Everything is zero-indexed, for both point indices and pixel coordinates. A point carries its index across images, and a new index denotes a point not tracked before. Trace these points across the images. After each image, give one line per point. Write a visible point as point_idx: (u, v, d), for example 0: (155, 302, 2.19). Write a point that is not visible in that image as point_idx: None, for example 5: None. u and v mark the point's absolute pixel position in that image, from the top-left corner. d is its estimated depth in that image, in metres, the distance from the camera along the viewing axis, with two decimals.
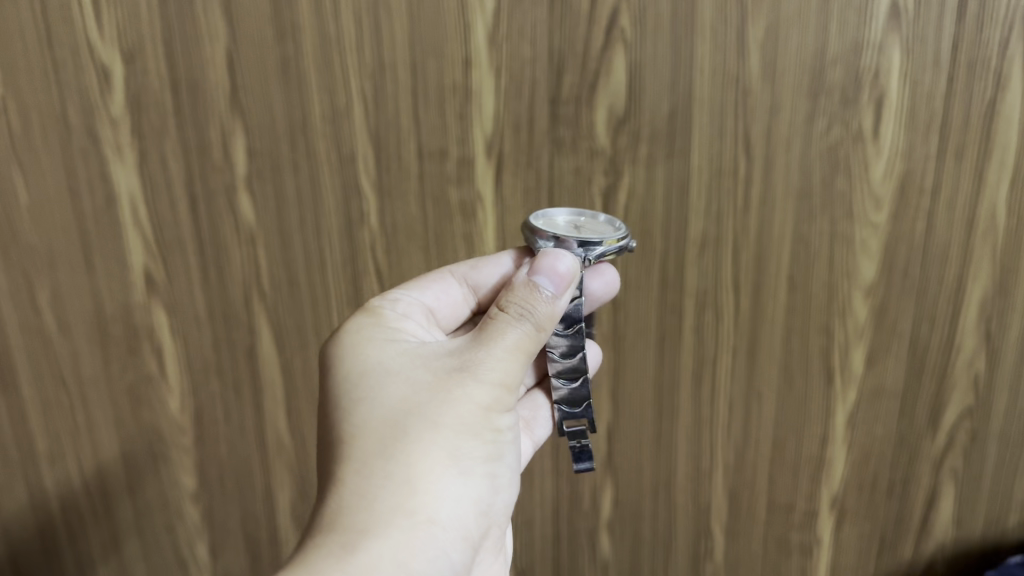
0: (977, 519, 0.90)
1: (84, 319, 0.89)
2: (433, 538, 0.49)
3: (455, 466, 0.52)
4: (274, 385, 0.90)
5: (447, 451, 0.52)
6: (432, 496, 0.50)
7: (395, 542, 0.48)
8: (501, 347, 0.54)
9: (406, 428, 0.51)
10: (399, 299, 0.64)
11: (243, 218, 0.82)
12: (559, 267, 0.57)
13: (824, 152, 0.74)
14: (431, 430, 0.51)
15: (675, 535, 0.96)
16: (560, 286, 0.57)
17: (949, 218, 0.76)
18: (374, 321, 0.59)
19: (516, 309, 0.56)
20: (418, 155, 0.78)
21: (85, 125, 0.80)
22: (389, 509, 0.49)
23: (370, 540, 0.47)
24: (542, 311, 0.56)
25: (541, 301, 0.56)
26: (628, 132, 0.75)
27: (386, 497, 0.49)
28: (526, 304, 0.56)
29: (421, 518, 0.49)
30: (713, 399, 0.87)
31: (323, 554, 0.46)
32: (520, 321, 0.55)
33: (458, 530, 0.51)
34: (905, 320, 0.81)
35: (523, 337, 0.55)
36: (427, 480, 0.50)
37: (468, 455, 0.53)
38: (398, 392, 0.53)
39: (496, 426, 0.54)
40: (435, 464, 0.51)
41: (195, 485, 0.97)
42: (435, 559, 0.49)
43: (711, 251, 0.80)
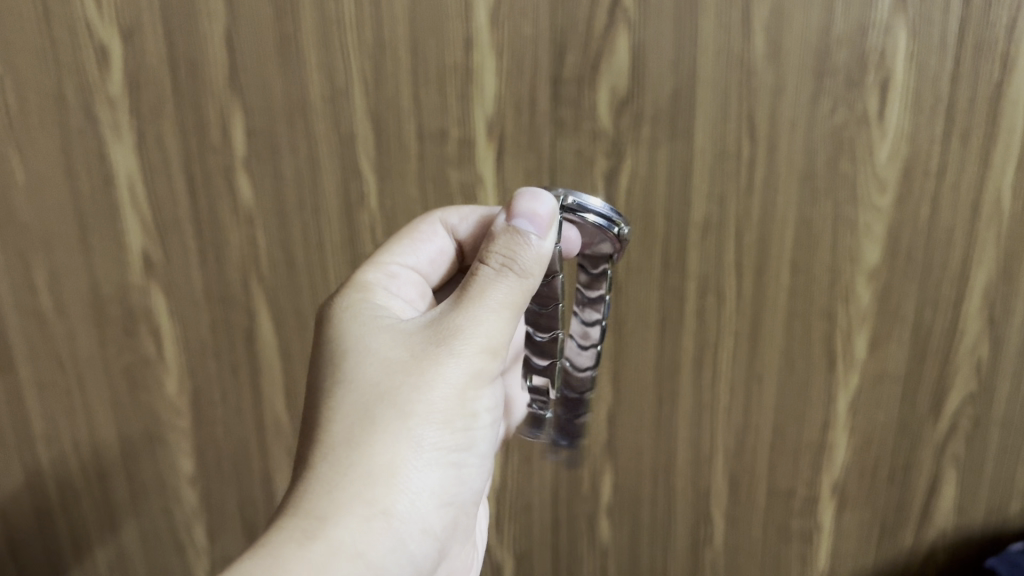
0: (978, 507, 0.90)
1: (81, 300, 0.89)
2: (392, 530, 0.49)
3: (425, 451, 0.51)
4: (272, 368, 0.90)
5: (418, 436, 0.50)
6: (397, 485, 0.49)
7: (352, 534, 0.47)
8: (482, 315, 0.52)
9: (377, 411, 0.50)
10: (392, 267, 0.61)
11: (242, 198, 0.82)
12: (538, 209, 0.53)
13: (828, 133, 0.74)
14: (402, 414, 0.50)
15: (675, 519, 0.95)
16: (542, 229, 0.53)
17: (953, 201, 0.76)
18: (363, 293, 0.58)
19: (498, 261, 0.52)
20: (418, 135, 0.77)
21: (82, 103, 0.79)
22: (350, 498, 0.48)
23: (329, 530, 0.47)
24: (525, 264, 0.52)
25: (524, 249, 0.52)
26: (631, 113, 0.74)
27: (349, 487, 0.48)
28: (511, 259, 0.52)
29: (383, 509, 0.49)
30: (714, 383, 0.87)
31: (279, 543, 0.46)
32: (502, 286, 0.52)
33: (420, 521, 0.51)
34: (909, 304, 0.80)
35: (506, 303, 0.52)
36: (393, 470, 0.49)
37: (441, 440, 0.51)
38: (375, 371, 0.51)
39: (472, 407, 0.52)
40: (404, 451, 0.50)
41: (192, 468, 0.97)
42: (392, 550, 0.49)
43: (714, 234, 0.79)
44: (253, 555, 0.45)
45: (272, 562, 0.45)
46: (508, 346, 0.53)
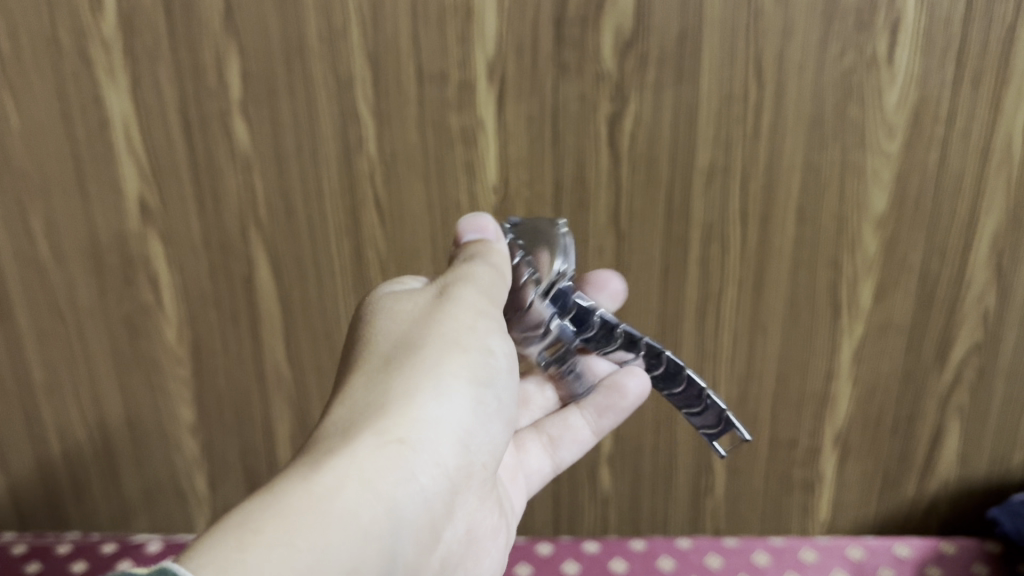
0: (982, 458, 0.91)
1: (79, 247, 0.87)
2: (407, 460, 0.45)
3: (436, 386, 0.47)
4: (271, 316, 0.90)
5: (430, 370, 0.47)
6: (408, 416, 0.46)
7: (363, 460, 0.43)
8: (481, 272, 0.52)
9: (388, 357, 0.48)
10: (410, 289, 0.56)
11: (239, 143, 0.80)
12: (483, 222, 0.55)
13: (837, 77, 0.73)
14: (411, 351, 0.48)
15: (676, 469, 0.95)
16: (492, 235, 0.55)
17: (963, 146, 0.75)
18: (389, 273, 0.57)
19: (468, 255, 0.53)
20: (418, 78, 0.76)
21: (76, 45, 0.77)
22: (357, 430, 0.44)
23: (337, 458, 0.42)
24: (496, 255, 0.53)
25: (488, 247, 0.53)
26: (636, 55, 0.73)
27: (358, 423, 0.45)
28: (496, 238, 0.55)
29: (394, 439, 0.45)
30: (717, 333, 0.86)
31: (283, 477, 0.41)
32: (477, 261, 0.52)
33: (434, 459, 0.46)
34: (916, 252, 0.80)
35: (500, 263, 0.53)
36: (403, 403, 0.46)
37: (455, 377, 0.48)
38: (383, 325, 0.50)
39: (482, 346, 0.50)
40: (415, 384, 0.47)
41: (192, 416, 0.97)
42: (405, 482, 0.44)
43: (719, 180, 0.78)
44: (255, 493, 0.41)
45: (273, 495, 0.40)
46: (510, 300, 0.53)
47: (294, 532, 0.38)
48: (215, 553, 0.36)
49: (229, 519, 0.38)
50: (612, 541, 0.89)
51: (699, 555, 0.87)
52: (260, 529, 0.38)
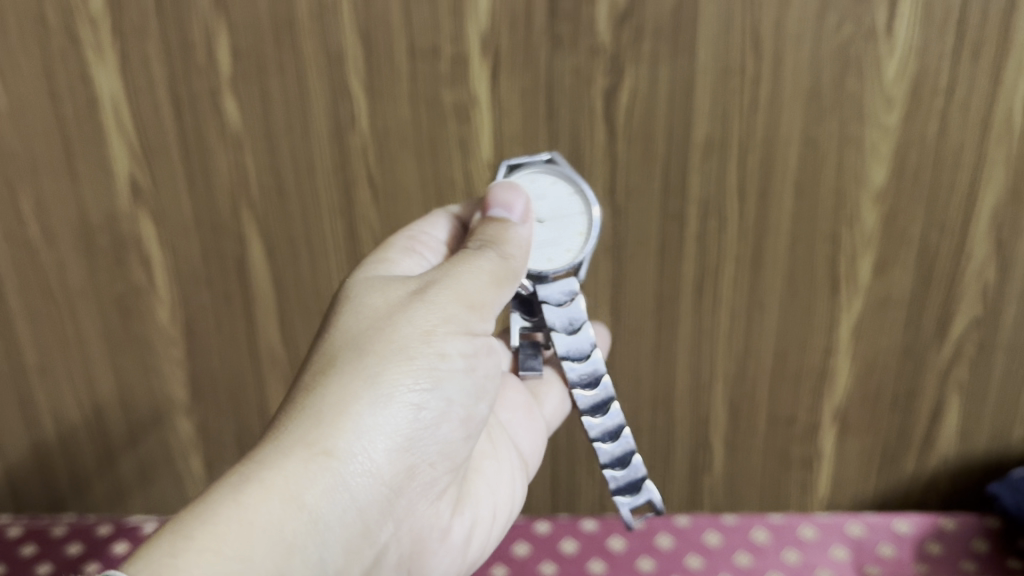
0: (982, 432, 0.91)
1: (69, 227, 0.86)
2: (334, 469, 0.47)
3: (379, 394, 0.49)
4: (265, 296, 0.89)
5: (373, 379, 0.49)
6: (344, 426, 0.48)
7: (287, 474, 0.46)
8: (458, 272, 0.53)
9: (339, 354, 0.51)
10: (418, 234, 0.61)
11: (230, 121, 0.79)
12: (514, 199, 0.57)
13: (836, 48, 0.72)
14: (359, 356, 0.50)
15: (674, 446, 0.94)
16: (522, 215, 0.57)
17: (962, 118, 0.74)
18: (380, 251, 0.59)
19: (481, 240, 0.56)
20: (410, 53, 0.75)
21: (63, 22, 0.76)
22: (291, 443, 0.47)
23: (261, 472, 0.46)
24: (511, 242, 0.56)
25: (508, 235, 0.56)
26: (631, 28, 0.72)
27: (295, 429, 0.48)
28: (495, 238, 0.56)
29: (322, 450, 0.47)
30: (714, 309, 0.85)
31: (216, 491, 0.45)
32: (481, 249, 0.55)
33: (371, 466, 0.49)
34: (915, 225, 0.80)
35: (487, 269, 0.54)
36: (341, 411, 0.48)
37: (402, 387, 0.50)
38: (346, 323, 0.52)
39: (436, 351, 0.52)
40: (355, 394, 0.49)
41: (187, 397, 0.96)
42: (332, 492, 0.47)
43: (716, 154, 0.77)
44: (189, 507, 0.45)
45: (202, 510, 0.44)
46: (487, 299, 0.54)
47: (215, 548, 0.43)
48: (145, 566, 0.42)
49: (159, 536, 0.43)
50: (610, 519, 0.88)
51: (698, 533, 0.86)
52: (186, 543, 0.43)
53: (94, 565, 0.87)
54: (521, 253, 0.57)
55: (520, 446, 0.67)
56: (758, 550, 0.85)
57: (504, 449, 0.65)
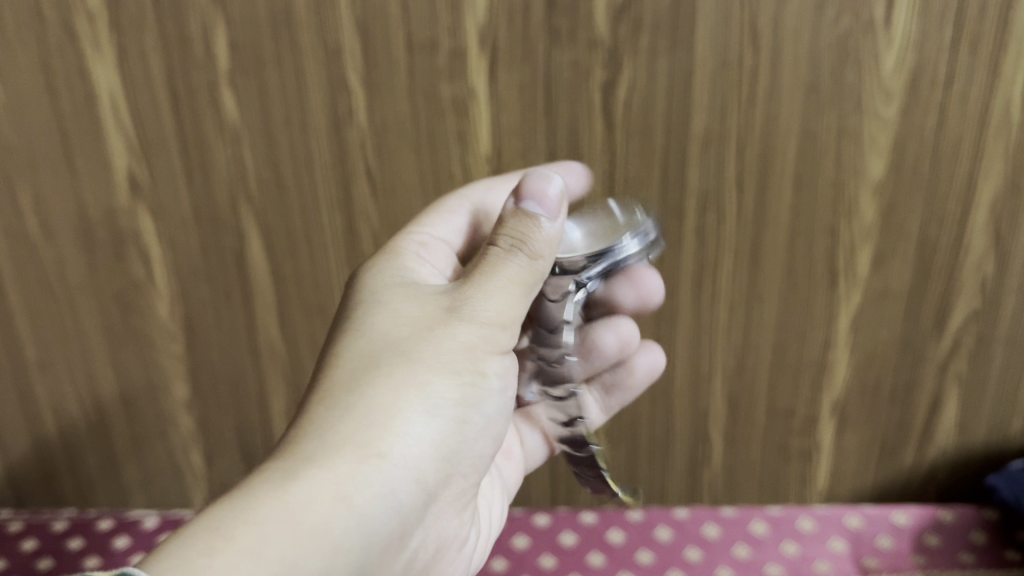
0: (980, 424, 0.91)
1: (68, 222, 0.86)
2: (383, 474, 0.47)
3: (425, 403, 0.50)
4: (264, 290, 0.89)
5: (422, 387, 0.50)
6: (394, 431, 0.48)
7: (337, 474, 0.46)
8: (488, 286, 0.53)
9: (379, 357, 0.51)
10: (424, 237, 0.63)
11: (228, 115, 0.79)
12: (547, 190, 0.54)
13: (834, 41, 0.72)
14: (407, 361, 0.50)
15: (674, 439, 0.95)
16: (553, 213, 0.54)
17: (961, 110, 0.74)
18: (393, 256, 0.59)
19: (509, 241, 0.53)
20: (407, 46, 0.75)
21: (60, 16, 0.76)
22: (340, 442, 0.47)
23: (309, 469, 0.45)
24: (540, 243, 0.53)
25: (535, 232, 0.53)
26: (629, 21, 0.72)
27: (340, 428, 0.48)
28: (523, 237, 0.53)
29: (373, 453, 0.47)
30: (713, 302, 0.85)
31: (259, 487, 0.44)
32: (511, 255, 0.53)
33: (416, 473, 0.49)
34: (914, 218, 0.80)
35: (513, 280, 0.53)
36: (391, 416, 0.49)
37: (446, 398, 0.51)
38: (384, 329, 0.52)
39: (479, 368, 0.53)
40: (405, 399, 0.49)
41: (187, 391, 0.96)
42: (383, 496, 0.47)
43: (715, 147, 0.77)
44: (230, 500, 0.44)
45: (245, 505, 0.43)
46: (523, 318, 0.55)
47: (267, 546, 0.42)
48: (181, 561, 0.40)
49: (200, 529, 0.42)
50: (609, 512, 0.89)
51: (696, 525, 0.87)
52: (227, 542, 0.41)
53: (94, 559, 0.88)
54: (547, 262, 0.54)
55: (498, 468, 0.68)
56: (756, 542, 0.85)
57: None
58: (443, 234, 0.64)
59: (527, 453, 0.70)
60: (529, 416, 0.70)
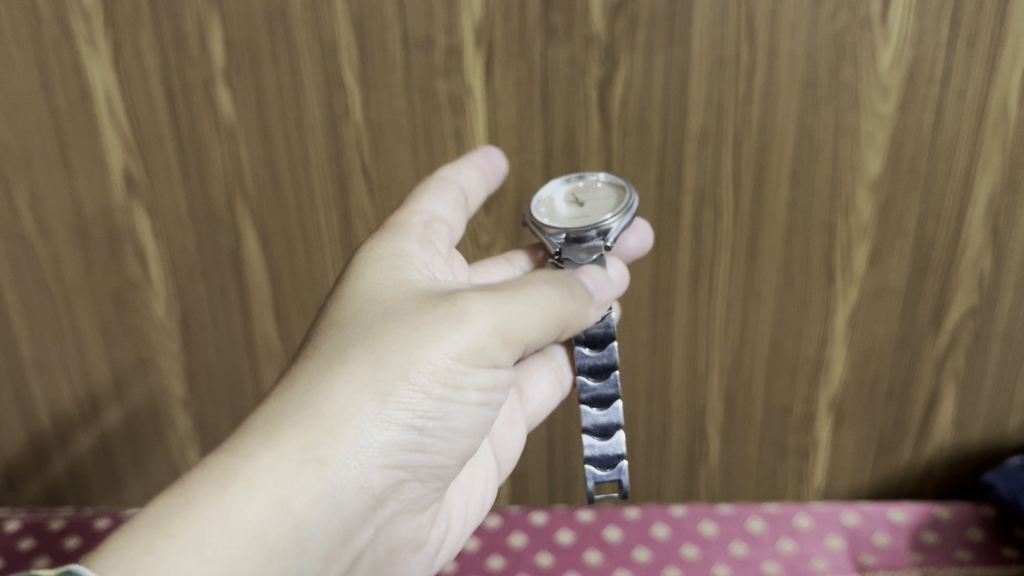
0: (977, 421, 0.91)
1: (64, 220, 0.86)
2: (325, 482, 0.47)
3: (387, 411, 0.49)
4: (260, 288, 0.89)
5: (383, 394, 0.49)
6: (344, 437, 0.48)
7: (277, 477, 0.46)
8: (498, 301, 0.52)
9: (351, 355, 0.50)
10: (423, 221, 0.62)
11: (224, 113, 0.79)
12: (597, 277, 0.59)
13: (831, 38, 0.71)
14: (374, 363, 0.50)
15: (671, 437, 0.95)
16: (594, 288, 0.57)
17: (958, 107, 0.74)
18: (395, 240, 0.59)
19: (543, 281, 0.54)
20: (404, 43, 0.74)
21: (55, 14, 0.76)
22: (291, 443, 0.47)
23: (252, 468, 0.46)
24: (566, 289, 0.55)
25: (571, 289, 0.55)
26: (626, 18, 0.72)
27: (294, 428, 0.47)
28: (570, 289, 0.56)
29: (319, 458, 0.47)
30: (710, 300, 0.85)
31: (202, 480, 0.45)
32: (541, 288, 0.54)
33: (363, 479, 0.49)
34: (911, 215, 0.79)
35: (528, 305, 0.52)
36: (347, 422, 0.48)
37: (408, 407, 0.50)
38: (367, 324, 0.52)
39: (454, 380, 0.51)
40: (360, 405, 0.49)
41: (183, 390, 0.96)
42: (322, 501, 0.47)
43: (712, 144, 0.77)
44: (175, 488, 0.45)
45: (183, 504, 0.44)
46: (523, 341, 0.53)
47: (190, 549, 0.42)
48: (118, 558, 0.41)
49: (137, 527, 0.43)
50: (605, 509, 0.88)
51: (693, 522, 0.87)
52: (166, 540, 0.43)
53: (92, 558, 0.88)
54: (570, 308, 0.55)
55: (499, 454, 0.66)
56: (753, 539, 0.85)
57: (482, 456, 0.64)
58: (438, 213, 0.64)
59: (530, 413, 0.67)
60: (530, 373, 0.68)
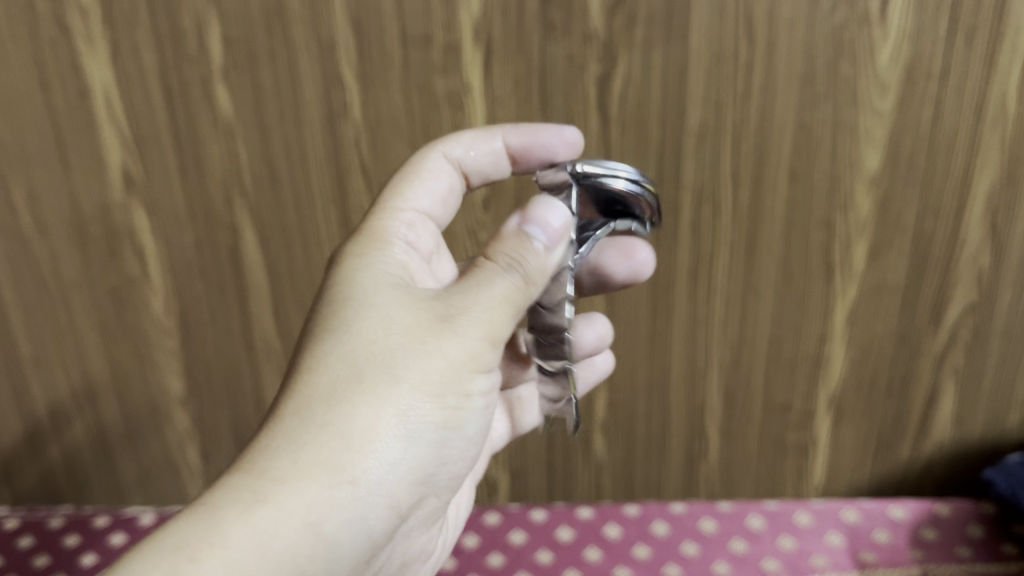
0: (977, 418, 0.91)
1: (62, 218, 0.86)
2: (353, 500, 0.48)
3: (404, 428, 0.49)
4: (259, 286, 0.89)
5: (404, 412, 0.49)
6: (370, 457, 0.48)
7: (307, 500, 0.46)
8: (487, 302, 0.51)
9: (360, 370, 0.49)
10: (407, 216, 0.60)
11: (222, 110, 0.79)
12: (552, 215, 0.54)
13: (829, 33, 0.71)
14: (390, 381, 0.49)
15: (670, 435, 0.95)
16: (553, 240, 0.53)
17: (956, 103, 0.74)
18: (384, 244, 0.57)
19: (507, 259, 0.52)
20: (402, 40, 0.74)
21: (53, 11, 0.75)
22: (315, 466, 0.47)
23: (280, 493, 0.46)
24: (532, 259, 0.52)
25: (530, 252, 0.52)
26: (624, 14, 0.72)
27: (314, 449, 0.47)
28: (517, 254, 0.52)
29: (345, 478, 0.47)
30: (709, 297, 0.85)
31: (229, 506, 0.45)
32: (509, 271, 0.52)
33: (388, 495, 0.50)
34: (909, 212, 0.79)
35: (511, 297, 0.52)
36: (367, 441, 0.48)
37: (426, 422, 0.50)
38: (367, 334, 0.50)
39: (465, 391, 0.52)
40: (383, 424, 0.49)
41: (182, 388, 0.96)
42: (351, 521, 0.48)
43: (710, 140, 0.76)
44: (199, 512, 0.46)
45: (212, 529, 0.45)
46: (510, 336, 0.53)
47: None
48: None
49: (163, 550, 0.44)
50: (605, 507, 0.88)
51: (692, 520, 0.87)
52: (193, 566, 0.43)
53: (91, 556, 0.87)
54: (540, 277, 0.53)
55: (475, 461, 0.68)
56: (753, 536, 0.85)
57: None
58: (422, 205, 0.62)
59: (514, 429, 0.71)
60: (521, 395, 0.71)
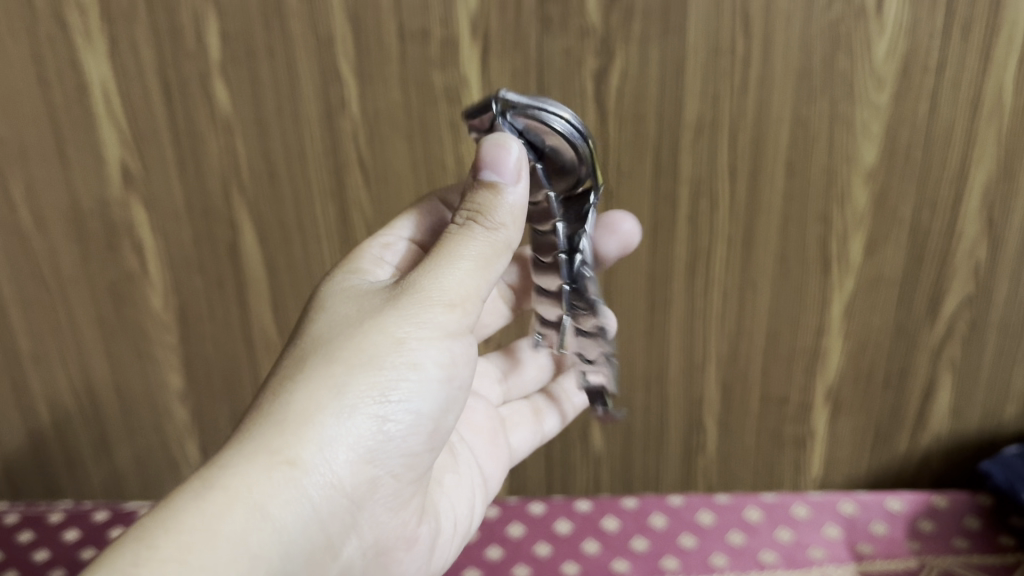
0: (974, 410, 0.92)
1: (61, 214, 0.86)
2: (301, 476, 0.47)
3: (350, 402, 0.49)
4: (258, 281, 0.89)
5: (341, 388, 0.49)
6: (308, 435, 0.47)
7: (251, 480, 0.45)
8: (433, 275, 0.51)
9: (307, 364, 0.50)
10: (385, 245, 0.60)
11: (220, 106, 0.79)
12: (503, 153, 0.50)
13: (826, 28, 0.71)
14: (333, 364, 0.49)
15: (668, 427, 0.95)
16: (510, 175, 0.50)
17: (952, 98, 0.74)
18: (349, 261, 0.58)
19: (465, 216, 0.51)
20: (399, 35, 0.74)
21: (51, 8, 0.75)
22: (257, 448, 0.47)
23: (225, 478, 0.45)
24: (492, 204, 0.51)
25: (491, 200, 0.50)
26: (621, 8, 0.72)
27: (259, 436, 0.47)
28: (482, 209, 0.51)
29: (290, 455, 0.47)
30: (707, 290, 0.85)
31: (177, 499, 0.45)
32: (463, 234, 0.51)
33: (338, 473, 0.48)
34: (906, 205, 0.80)
35: (463, 264, 0.51)
36: (310, 418, 0.48)
37: (369, 398, 0.49)
38: (319, 336, 0.51)
39: (409, 362, 0.50)
40: (319, 402, 0.48)
41: (182, 383, 0.96)
42: (299, 499, 0.46)
43: (708, 134, 0.77)
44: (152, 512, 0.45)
45: (161, 518, 0.44)
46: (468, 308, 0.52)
47: (173, 555, 0.42)
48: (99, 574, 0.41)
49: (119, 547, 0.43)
50: (604, 500, 0.89)
51: (690, 512, 0.87)
52: (151, 550, 0.41)
53: (91, 550, 0.88)
54: (510, 224, 0.51)
55: (484, 469, 0.66)
56: (751, 528, 0.85)
57: (467, 466, 0.64)
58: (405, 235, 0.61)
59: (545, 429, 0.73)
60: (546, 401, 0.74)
